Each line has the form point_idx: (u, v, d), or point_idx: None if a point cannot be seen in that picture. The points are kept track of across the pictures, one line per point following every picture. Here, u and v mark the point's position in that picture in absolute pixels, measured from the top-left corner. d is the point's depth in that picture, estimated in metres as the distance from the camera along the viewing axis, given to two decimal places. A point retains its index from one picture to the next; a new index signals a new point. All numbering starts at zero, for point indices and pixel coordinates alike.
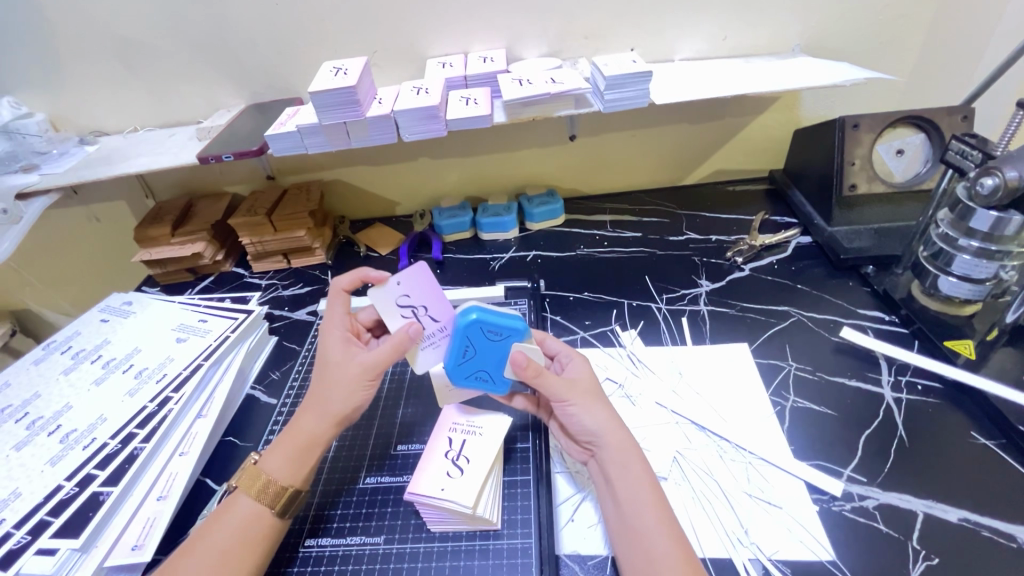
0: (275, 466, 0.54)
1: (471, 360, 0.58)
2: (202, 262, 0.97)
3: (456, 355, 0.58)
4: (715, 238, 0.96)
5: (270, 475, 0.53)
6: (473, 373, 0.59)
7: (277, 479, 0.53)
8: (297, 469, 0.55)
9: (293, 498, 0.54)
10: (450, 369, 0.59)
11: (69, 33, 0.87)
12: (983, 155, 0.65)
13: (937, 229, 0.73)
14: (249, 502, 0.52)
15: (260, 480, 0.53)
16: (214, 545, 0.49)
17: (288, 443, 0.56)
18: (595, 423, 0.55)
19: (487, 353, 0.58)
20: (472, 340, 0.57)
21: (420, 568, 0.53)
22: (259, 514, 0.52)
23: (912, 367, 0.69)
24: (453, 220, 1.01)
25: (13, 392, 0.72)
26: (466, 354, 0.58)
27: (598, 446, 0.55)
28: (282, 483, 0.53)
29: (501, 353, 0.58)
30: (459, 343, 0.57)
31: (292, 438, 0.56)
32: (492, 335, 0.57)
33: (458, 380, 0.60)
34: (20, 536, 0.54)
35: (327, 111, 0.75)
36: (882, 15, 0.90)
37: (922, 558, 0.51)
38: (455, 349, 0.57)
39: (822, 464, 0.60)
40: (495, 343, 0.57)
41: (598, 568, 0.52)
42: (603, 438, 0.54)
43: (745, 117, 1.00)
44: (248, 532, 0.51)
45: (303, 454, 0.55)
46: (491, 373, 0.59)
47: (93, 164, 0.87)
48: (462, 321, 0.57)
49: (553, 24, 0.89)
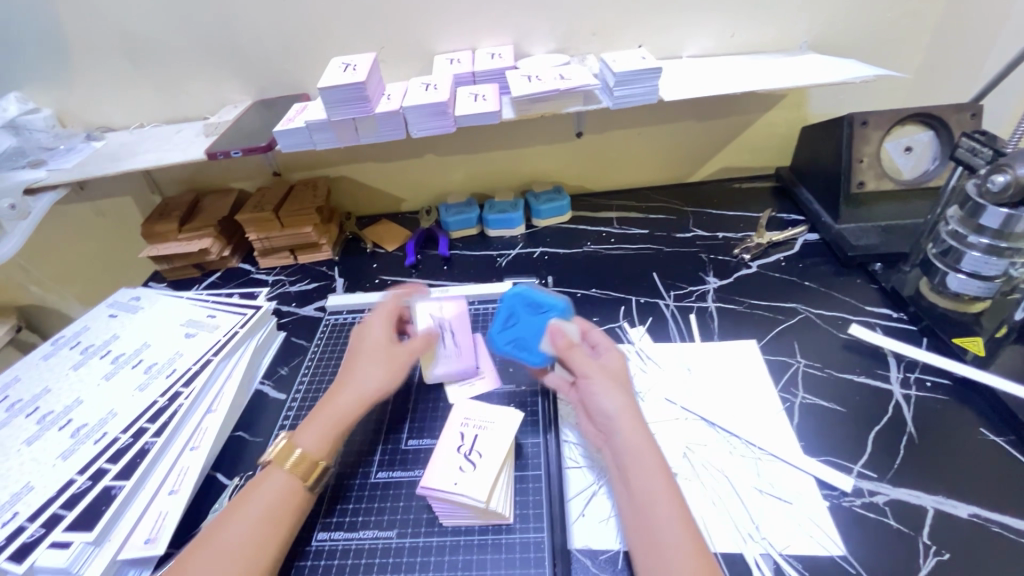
0: (308, 440, 0.56)
1: (511, 329, 0.69)
2: (209, 258, 0.97)
3: (501, 320, 0.70)
4: (722, 235, 0.96)
5: (303, 449, 0.55)
6: (510, 341, 0.68)
7: (310, 453, 0.55)
8: (328, 443, 0.57)
9: (322, 473, 0.55)
10: (492, 334, 0.70)
11: (76, 28, 0.87)
12: (994, 152, 0.65)
13: (946, 226, 0.74)
14: (281, 477, 0.53)
15: (292, 454, 0.55)
16: (244, 520, 0.51)
17: (322, 417, 0.58)
18: (614, 408, 0.56)
19: (526, 325, 0.68)
20: (514, 310, 0.70)
21: (433, 562, 0.53)
22: (291, 489, 0.53)
23: (921, 364, 0.69)
24: (461, 216, 1.01)
25: (23, 388, 0.72)
26: (507, 322, 0.70)
27: (613, 433, 0.55)
28: (314, 457, 0.55)
29: (538, 326, 0.68)
30: (504, 310, 0.71)
31: (326, 413, 0.58)
32: (533, 310, 0.70)
33: (497, 347, 0.69)
34: (34, 529, 0.54)
35: (337, 107, 0.75)
36: (890, 13, 0.90)
37: (933, 554, 0.51)
38: (501, 317, 0.70)
39: (832, 460, 0.60)
40: (536, 315, 0.69)
41: (609, 562, 0.52)
42: (620, 424, 0.55)
43: (752, 114, 1.00)
44: (280, 506, 0.52)
45: (334, 429, 0.58)
46: (526, 344, 0.67)
47: (100, 159, 0.87)
48: (511, 293, 0.72)
49: (560, 21, 0.89)
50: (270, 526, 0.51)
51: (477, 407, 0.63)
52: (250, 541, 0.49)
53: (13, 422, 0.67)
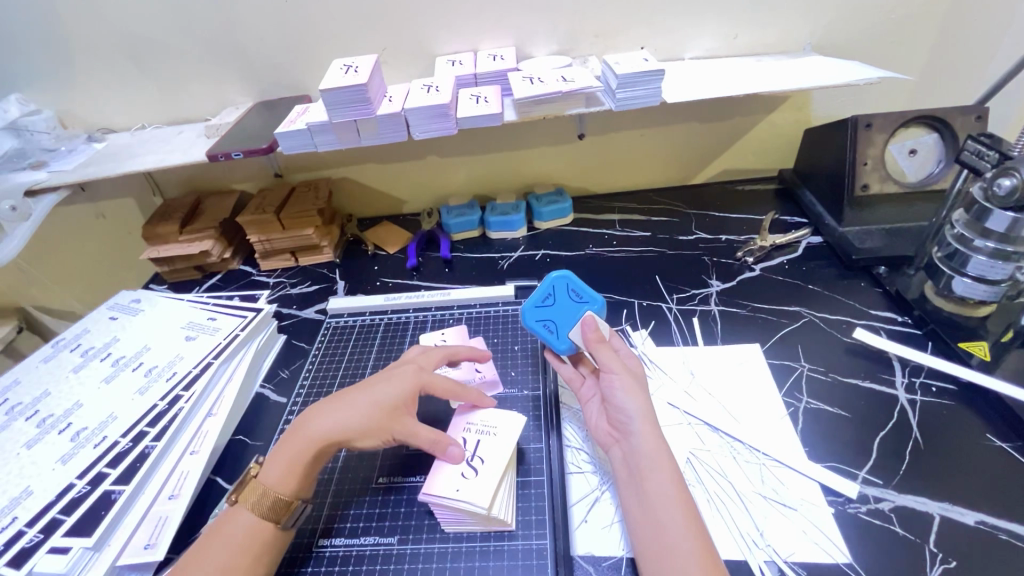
0: (274, 475, 0.53)
1: (548, 309, 0.65)
2: (209, 260, 0.97)
3: (538, 297, 0.65)
4: (725, 238, 0.95)
5: (268, 485, 0.53)
6: (543, 319, 0.65)
7: (277, 489, 0.53)
8: (298, 477, 0.54)
9: (294, 509, 0.53)
10: (526, 307, 0.65)
11: (77, 30, 0.87)
12: (1000, 156, 0.65)
13: (951, 230, 0.73)
14: (251, 512, 0.52)
15: (261, 490, 0.53)
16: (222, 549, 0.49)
17: (288, 450, 0.55)
18: (634, 408, 0.55)
19: (563, 310, 0.64)
20: (555, 292, 0.65)
21: (435, 568, 0.53)
22: (262, 524, 0.51)
23: (926, 369, 0.69)
24: (462, 219, 1.00)
25: (23, 390, 0.72)
26: (546, 301, 0.65)
27: (630, 434, 0.54)
28: (282, 493, 0.52)
29: (574, 314, 0.64)
30: (544, 289, 0.65)
31: (296, 446, 0.55)
32: (573, 297, 0.65)
33: (528, 318, 0.65)
34: (32, 535, 0.54)
35: (338, 109, 0.75)
36: (894, 15, 0.90)
37: (939, 561, 0.50)
38: (539, 292, 0.65)
39: (837, 466, 0.59)
40: (574, 304, 0.64)
41: (612, 569, 0.52)
42: (638, 425, 0.54)
43: (755, 116, 1.00)
44: (254, 540, 0.51)
45: (302, 464, 0.54)
46: (557, 329, 0.64)
47: (101, 161, 0.87)
48: (554, 273, 0.66)
49: (562, 23, 0.89)
50: (246, 559, 0.49)
51: (486, 412, 0.62)
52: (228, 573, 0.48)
53: (12, 426, 0.67)
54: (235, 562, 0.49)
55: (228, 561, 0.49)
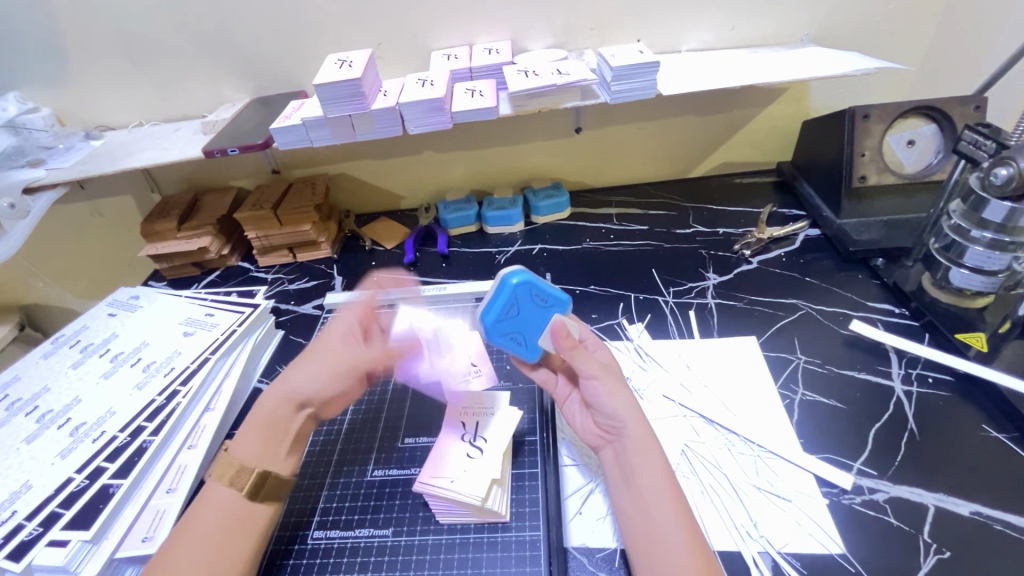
0: (245, 450, 0.54)
1: (511, 320, 0.57)
2: (208, 257, 0.97)
3: (498, 309, 0.57)
4: (722, 231, 0.95)
5: (241, 461, 0.53)
6: (509, 334, 0.58)
7: (245, 462, 0.53)
8: (267, 448, 0.55)
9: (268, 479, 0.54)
10: (486, 323, 0.57)
11: (73, 27, 0.87)
12: (997, 145, 0.64)
13: (948, 221, 0.73)
14: (228, 492, 0.52)
15: (231, 468, 0.53)
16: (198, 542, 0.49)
17: (258, 428, 0.55)
18: (623, 410, 0.54)
19: (527, 317, 0.58)
20: (518, 301, 0.57)
21: (428, 560, 0.53)
22: (239, 501, 0.52)
23: (923, 360, 0.69)
24: (459, 213, 1.00)
25: (22, 386, 0.73)
26: (508, 312, 0.57)
27: (621, 435, 0.54)
28: (252, 466, 0.53)
29: (542, 320, 0.58)
30: (504, 299, 0.56)
31: (262, 423, 0.56)
32: (538, 302, 0.57)
33: (492, 338, 0.58)
34: (32, 528, 0.54)
35: (331, 103, 0.74)
36: (892, 5, 0.89)
37: (933, 552, 0.50)
38: (499, 304, 0.56)
39: (832, 457, 0.59)
40: (539, 309, 0.58)
41: (606, 560, 0.52)
42: (629, 427, 0.53)
43: (753, 108, 0.99)
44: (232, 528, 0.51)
45: (272, 436, 0.55)
46: (526, 338, 0.59)
47: (98, 158, 0.87)
48: (513, 277, 0.56)
49: (559, 16, 0.89)
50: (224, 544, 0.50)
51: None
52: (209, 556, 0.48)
53: (12, 421, 0.67)
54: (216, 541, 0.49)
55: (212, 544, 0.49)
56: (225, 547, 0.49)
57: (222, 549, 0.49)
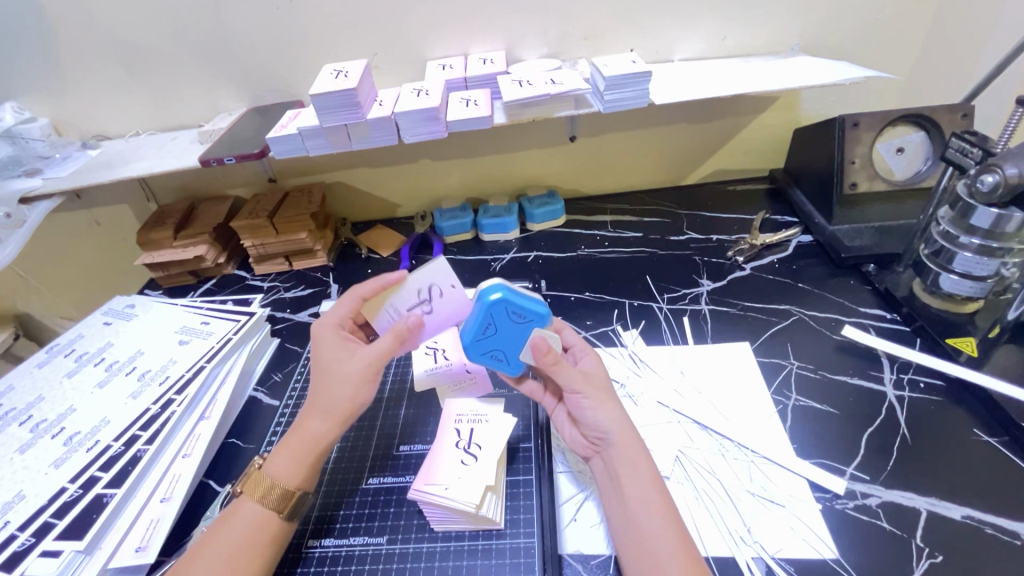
0: (279, 467, 0.54)
1: (490, 339, 0.57)
2: (204, 265, 0.97)
3: (476, 329, 0.56)
4: (716, 238, 0.96)
5: (274, 479, 0.53)
6: (489, 351, 0.58)
7: (280, 482, 0.53)
8: (301, 469, 0.55)
9: (300, 501, 0.54)
10: (466, 343, 0.57)
11: (70, 38, 0.88)
12: (984, 152, 0.65)
13: (937, 227, 0.74)
14: (257, 508, 0.52)
15: (263, 484, 0.53)
16: (212, 554, 0.49)
17: (293, 446, 0.55)
18: (608, 421, 0.54)
19: (506, 335, 0.57)
20: (494, 319, 0.56)
21: (423, 568, 0.53)
22: (266, 518, 0.52)
23: (914, 365, 0.69)
24: (454, 221, 1.01)
25: (16, 396, 0.72)
26: (486, 332, 0.56)
27: (607, 444, 0.54)
28: (288, 486, 0.53)
29: (521, 335, 0.57)
30: (481, 319, 0.56)
31: (298, 442, 0.56)
32: (515, 318, 0.56)
33: (473, 356, 0.58)
34: (25, 538, 0.54)
35: (327, 113, 0.75)
36: (880, 14, 0.91)
37: (926, 556, 0.51)
38: (476, 324, 0.56)
39: (825, 462, 0.60)
40: (517, 325, 0.57)
41: (600, 567, 0.52)
42: (615, 437, 0.54)
43: (745, 116, 1.01)
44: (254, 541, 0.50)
45: (308, 457, 0.55)
46: (506, 355, 0.59)
47: (95, 168, 0.88)
48: (489, 295, 0.55)
49: (552, 26, 0.90)
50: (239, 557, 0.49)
51: (401, 293, 0.60)
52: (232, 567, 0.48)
53: (6, 431, 0.67)
54: (240, 554, 0.49)
55: (224, 552, 0.49)
56: (248, 562, 0.49)
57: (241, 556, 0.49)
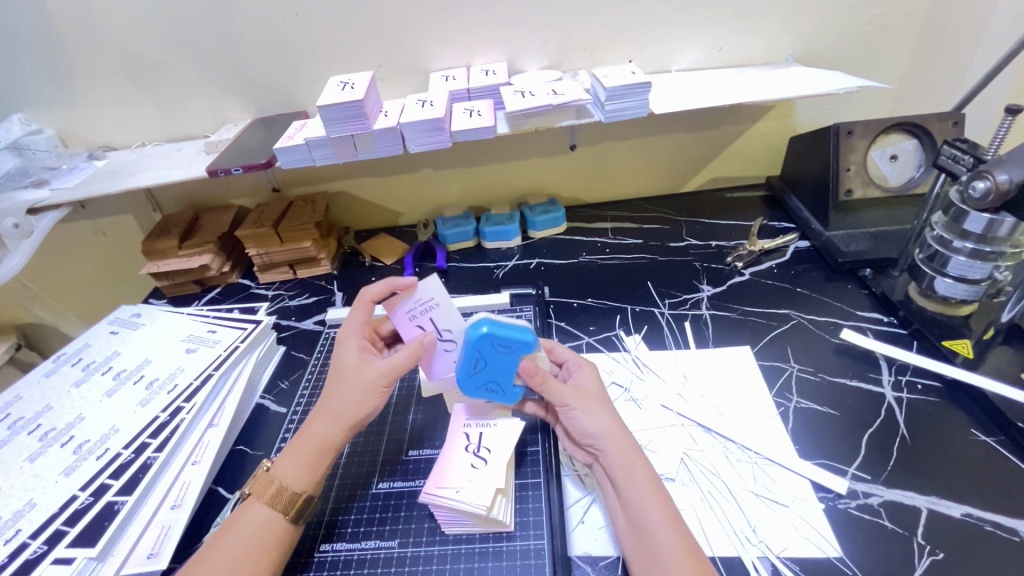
0: (286, 469, 0.55)
1: (482, 373, 0.58)
2: (208, 274, 0.98)
3: (467, 365, 0.58)
4: (715, 244, 0.98)
5: (282, 481, 0.54)
6: (483, 384, 0.59)
7: (289, 483, 0.54)
8: (310, 472, 0.55)
9: (307, 503, 0.54)
10: (461, 379, 0.59)
11: (80, 51, 0.89)
12: (974, 160, 0.67)
13: (931, 233, 0.76)
14: (263, 508, 0.53)
15: (272, 486, 0.54)
16: (225, 554, 0.49)
17: (301, 449, 0.56)
18: (601, 428, 0.56)
19: (497, 366, 0.58)
20: (482, 353, 0.57)
21: (435, 570, 0.54)
22: (273, 518, 0.53)
23: (912, 367, 0.71)
24: (457, 229, 1.02)
25: (25, 405, 0.73)
26: (476, 366, 0.58)
27: (601, 451, 0.56)
28: (296, 490, 0.54)
29: (511, 366, 0.58)
30: (470, 355, 0.57)
31: (306, 444, 0.56)
32: (502, 350, 0.57)
33: (468, 390, 0.60)
34: (37, 546, 0.55)
35: (333, 124, 0.77)
36: (870, 25, 0.93)
37: (927, 553, 0.52)
38: (465, 361, 0.57)
39: (827, 463, 0.61)
40: (506, 356, 0.57)
41: (610, 568, 0.53)
42: (608, 442, 0.55)
43: (741, 125, 1.03)
44: (263, 537, 0.51)
45: (315, 460, 0.56)
46: (501, 385, 0.59)
47: (102, 178, 0.89)
48: (474, 331, 0.57)
49: (552, 38, 0.92)
50: (249, 557, 0.50)
51: (447, 312, 0.62)
52: (240, 565, 0.49)
53: (15, 440, 0.67)
54: (248, 553, 0.50)
55: (237, 551, 0.50)
56: (255, 562, 0.50)
57: (247, 554, 0.50)
